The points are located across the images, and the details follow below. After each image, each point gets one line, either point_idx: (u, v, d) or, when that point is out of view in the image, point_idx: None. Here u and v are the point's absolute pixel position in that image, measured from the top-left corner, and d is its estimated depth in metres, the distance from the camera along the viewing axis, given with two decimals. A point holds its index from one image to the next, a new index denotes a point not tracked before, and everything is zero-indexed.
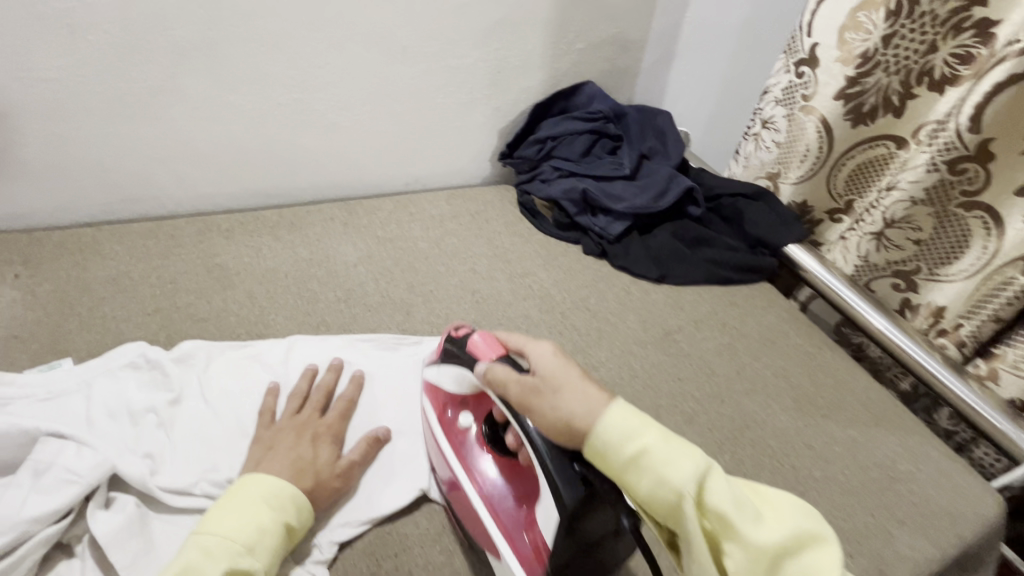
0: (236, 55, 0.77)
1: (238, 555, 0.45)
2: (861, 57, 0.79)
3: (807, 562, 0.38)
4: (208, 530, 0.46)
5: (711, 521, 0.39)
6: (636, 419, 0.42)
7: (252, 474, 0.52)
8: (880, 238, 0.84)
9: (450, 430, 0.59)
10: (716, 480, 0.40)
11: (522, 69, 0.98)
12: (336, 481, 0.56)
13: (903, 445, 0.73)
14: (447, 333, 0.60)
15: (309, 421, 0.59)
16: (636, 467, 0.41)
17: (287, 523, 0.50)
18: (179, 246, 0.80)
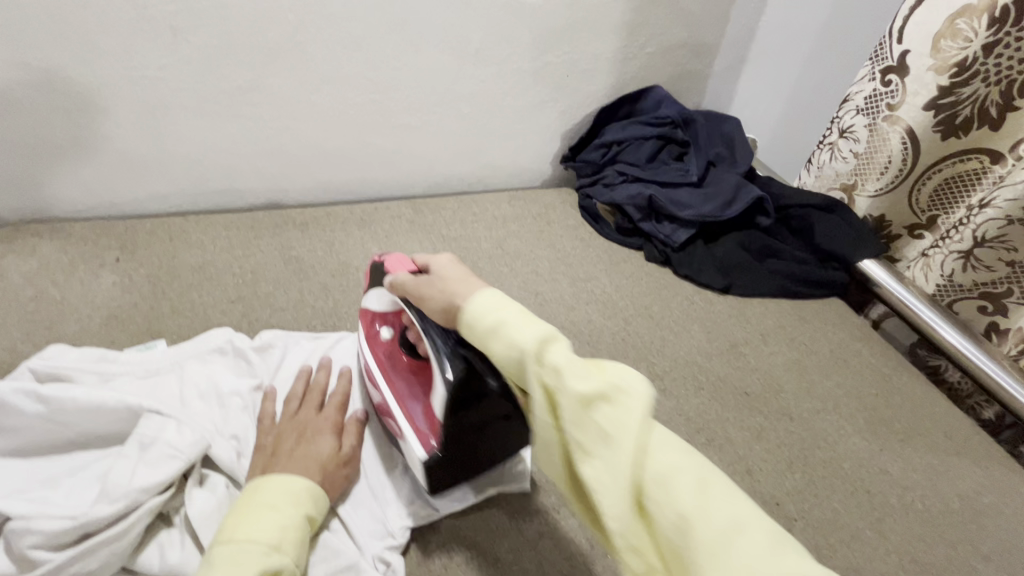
0: (319, 56, 0.80)
1: (268, 554, 0.43)
2: (958, 66, 0.75)
3: (622, 408, 0.36)
4: (230, 537, 0.43)
5: (545, 376, 0.39)
6: (501, 300, 0.44)
7: (264, 478, 0.49)
8: (969, 257, 0.80)
9: (373, 343, 0.63)
10: (558, 345, 0.39)
11: (590, 73, 0.98)
12: (342, 471, 0.56)
13: (988, 476, 0.69)
14: (375, 262, 0.62)
15: (309, 421, 0.58)
16: (495, 335, 0.42)
17: (307, 516, 0.48)
18: (258, 237, 0.84)
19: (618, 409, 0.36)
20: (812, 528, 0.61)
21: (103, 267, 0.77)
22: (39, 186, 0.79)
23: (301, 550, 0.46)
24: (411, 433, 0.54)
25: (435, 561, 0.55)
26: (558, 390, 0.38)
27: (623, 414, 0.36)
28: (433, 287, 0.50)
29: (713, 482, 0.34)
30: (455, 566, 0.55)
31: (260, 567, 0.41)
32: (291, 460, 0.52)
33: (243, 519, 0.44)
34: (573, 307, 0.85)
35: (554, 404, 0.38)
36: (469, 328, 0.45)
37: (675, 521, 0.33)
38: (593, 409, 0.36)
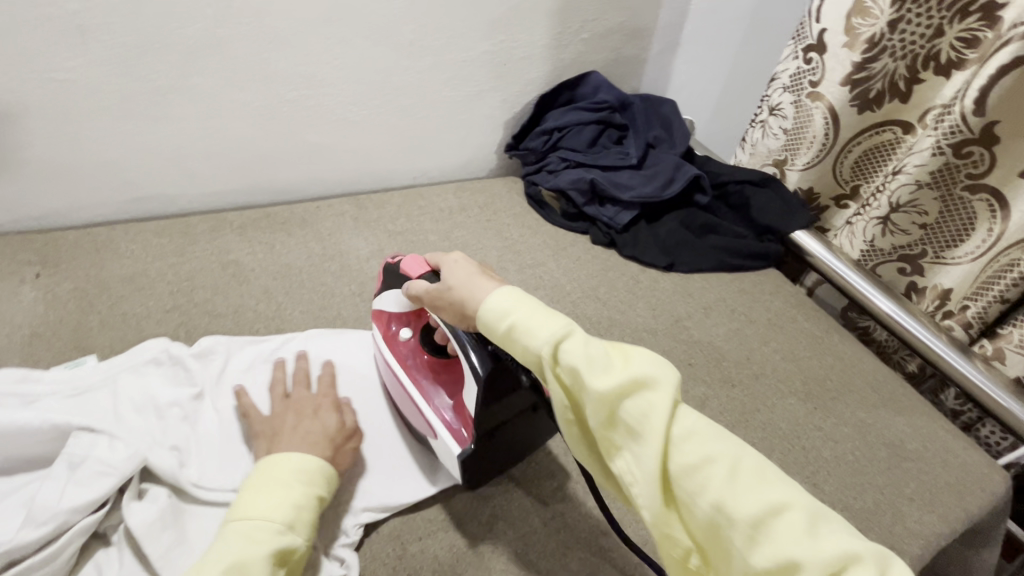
0: (245, 52, 0.77)
1: (278, 535, 0.45)
2: (867, 42, 0.79)
3: (649, 400, 0.42)
4: (246, 514, 0.45)
5: (564, 374, 0.44)
6: (513, 300, 0.47)
7: (279, 454, 0.51)
8: (886, 223, 0.85)
9: (394, 344, 0.65)
10: (573, 341, 0.44)
11: (528, 60, 0.98)
12: (350, 443, 0.57)
13: (911, 424, 0.74)
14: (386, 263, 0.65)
15: (303, 400, 0.60)
16: (509, 339, 0.47)
17: (320, 495, 0.50)
18: (193, 243, 0.81)
19: (645, 402, 0.42)
20: None
21: (22, 284, 0.73)
22: None
23: (311, 528, 0.48)
24: (446, 431, 0.57)
25: (390, 556, 0.55)
26: (580, 386, 0.43)
27: (649, 406, 0.41)
28: (445, 290, 0.53)
29: (742, 463, 0.40)
30: (410, 557, 0.55)
31: (270, 547, 0.44)
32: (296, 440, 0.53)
33: (260, 496, 0.47)
34: None
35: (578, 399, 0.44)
36: (484, 326, 0.49)
37: (708, 502, 0.39)
38: (620, 404, 0.42)
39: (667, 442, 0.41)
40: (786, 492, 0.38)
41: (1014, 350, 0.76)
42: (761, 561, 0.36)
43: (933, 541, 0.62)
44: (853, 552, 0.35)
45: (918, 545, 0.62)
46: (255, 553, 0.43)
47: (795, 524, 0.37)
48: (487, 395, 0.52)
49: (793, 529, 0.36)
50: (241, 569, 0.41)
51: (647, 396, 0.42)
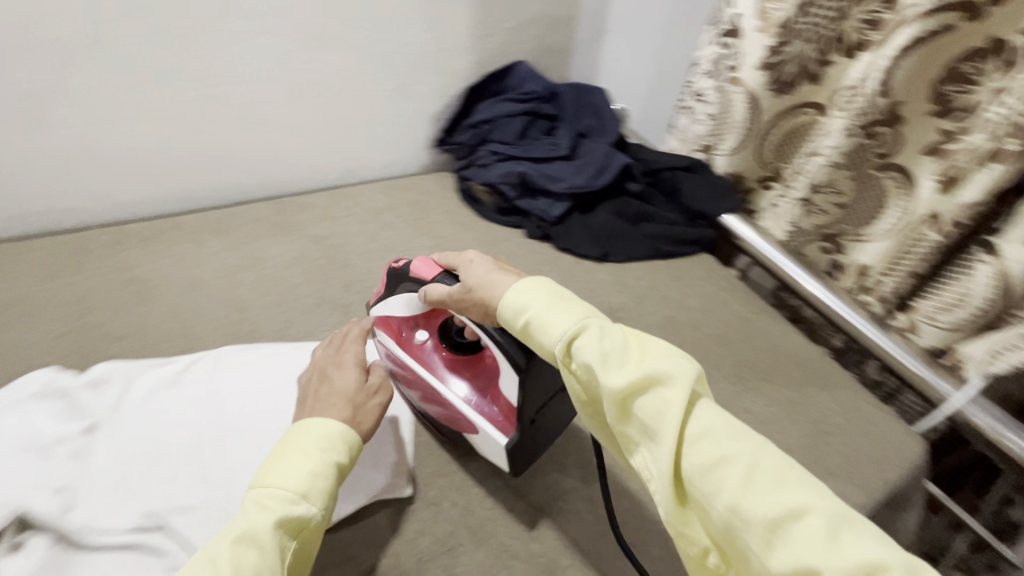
0: (133, 49, 0.72)
1: (292, 504, 0.43)
2: (780, 27, 0.80)
3: (663, 396, 0.42)
4: (264, 481, 0.44)
5: (580, 369, 0.45)
6: (527, 295, 0.49)
7: (300, 421, 0.48)
8: (808, 204, 0.87)
9: (410, 348, 0.64)
10: (585, 337, 0.45)
11: (451, 51, 0.95)
12: (377, 398, 0.54)
13: (836, 399, 0.76)
14: (386, 268, 0.64)
15: (329, 359, 0.58)
16: (527, 336, 0.48)
17: (340, 461, 0.47)
18: (90, 259, 0.75)
19: (657, 398, 0.42)
20: None
21: None
22: None
23: (329, 496, 0.45)
24: (488, 424, 0.57)
25: None
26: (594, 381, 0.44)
27: (663, 402, 0.41)
28: (466, 291, 0.53)
29: (762, 463, 0.39)
30: None
31: (281, 517, 0.42)
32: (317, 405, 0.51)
33: (280, 460, 0.45)
34: None
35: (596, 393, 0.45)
36: (503, 320, 0.51)
37: (722, 504, 0.38)
38: (633, 401, 0.43)
39: (682, 439, 0.41)
40: (806, 497, 0.37)
41: (925, 322, 0.77)
42: (777, 566, 0.36)
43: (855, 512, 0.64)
44: (874, 562, 0.34)
45: None
46: (265, 523, 0.42)
47: (812, 531, 0.36)
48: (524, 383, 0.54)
49: (810, 535, 0.35)
50: (250, 537, 0.40)
51: (660, 392, 0.42)
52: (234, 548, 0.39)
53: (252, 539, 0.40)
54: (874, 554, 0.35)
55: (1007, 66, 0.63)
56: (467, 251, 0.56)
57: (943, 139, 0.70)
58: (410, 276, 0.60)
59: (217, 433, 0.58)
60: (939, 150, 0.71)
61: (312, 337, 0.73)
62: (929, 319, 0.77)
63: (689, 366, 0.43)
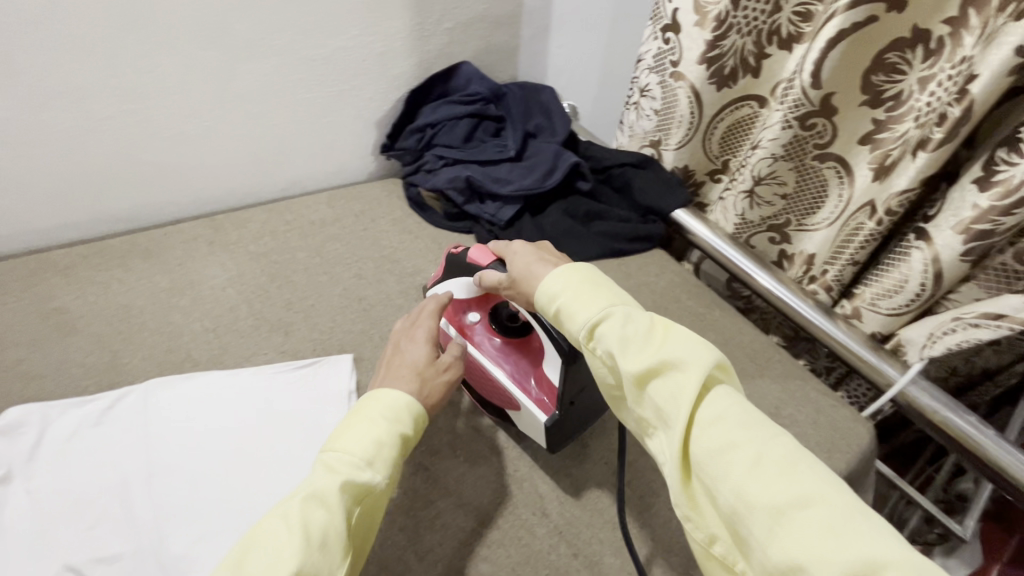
0: (35, 66, 0.67)
1: (359, 469, 0.46)
2: (716, 20, 0.79)
3: (678, 382, 0.45)
4: (335, 446, 0.48)
5: (601, 352, 0.49)
6: (559, 283, 0.53)
7: (370, 393, 0.53)
8: (752, 196, 0.86)
9: (465, 329, 0.68)
10: (608, 322, 0.49)
11: (389, 55, 0.92)
12: (444, 374, 0.58)
13: (786, 390, 0.77)
14: (447, 253, 0.69)
15: (403, 333, 0.61)
16: (558, 320, 0.53)
17: (405, 433, 0.50)
18: (5, 293, 0.71)
19: (673, 383, 0.45)
20: (636, 479, 0.65)
21: None
22: None
23: (393, 464, 0.49)
24: (532, 402, 0.60)
25: None
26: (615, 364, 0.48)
27: (677, 386, 0.45)
28: (512, 280, 0.59)
29: (770, 455, 0.41)
30: None
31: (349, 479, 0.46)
32: (393, 378, 0.55)
33: (350, 428, 0.49)
34: (402, 305, 0.80)
35: (616, 376, 0.49)
36: (538, 305, 0.55)
37: (728, 490, 0.41)
38: (649, 384, 0.46)
39: (693, 424, 0.44)
40: (811, 489, 0.39)
41: (868, 308, 0.79)
42: (777, 553, 0.38)
43: None
44: (869, 560, 0.35)
45: None
46: (335, 482, 0.46)
47: (812, 521, 0.38)
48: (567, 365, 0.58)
49: (809, 526, 0.37)
50: (319, 495, 0.44)
51: (675, 377, 0.45)
52: (305, 505, 0.44)
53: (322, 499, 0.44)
54: (871, 551, 0.36)
55: (931, 55, 0.64)
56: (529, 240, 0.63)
57: (877, 128, 0.72)
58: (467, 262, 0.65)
59: (140, 473, 0.56)
60: (873, 138, 0.73)
61: (251, 361, 0.69)
62: (872, 305, 0.78)
63: (707, 355, 0.46)
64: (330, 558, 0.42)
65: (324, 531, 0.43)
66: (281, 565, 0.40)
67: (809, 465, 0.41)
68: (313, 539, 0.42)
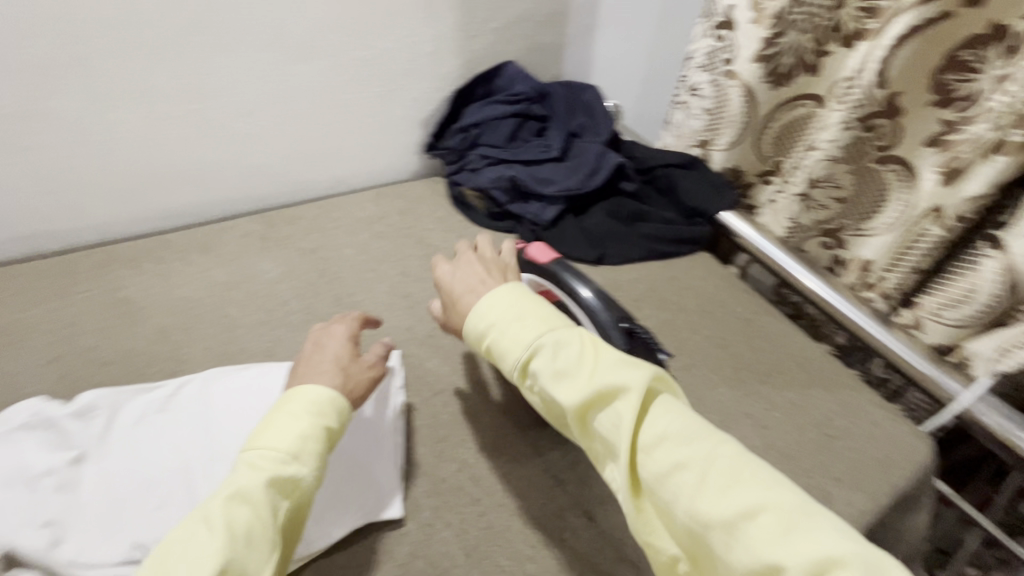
0: (111, 68, 0.71)
1: (284, 462, 0.47)
2: (774, 17, 0.78)
3: (617, 410, 0.45)
4: (255, 447, 0.48)
5: (539, 387, 0.49)
6: (487, 318, 0.52)
7: (297, 388, 0.53)
8: (807, 199, 0.85)
9: None
10: (540, 357, 0.49)
11: (437, 55, 0.94)
12: (371, 371, 0.58)
13: (839, 401, 0.74)
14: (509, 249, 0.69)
15: (323, 331, 0.61)
16: (492, 357, 0.53)
17: (327, 425, 0.51)
18: (77, 282, 0.75)
19: (610, 413, 0.46)
20: None
21: None
22: None
23: (320, 456, 0.50)
24: None
25: None
26: (553, 400, 0.49)
27: (617, 414, 0.45)
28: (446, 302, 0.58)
29: (716, 463, 0.42)
30: None
31: (270, 475, 0.46)
32: (313, 374, 0.55)
33: (271, 427, 0.49)
34: None
35: (557, 409, 0.49)
36: (469, 342, 0.55)
37: (682, 510, 0.41)
38: (593, 414, 0.47)
39: (637, 450, 0.44)
40: (757, 495, 0.40)
41: (930, 318, 0.75)
42: (739, 564, 0.38)
43: (862, 520, 0.63)
44: (825, 556, 0.36)
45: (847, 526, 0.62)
46: (257, 480, 0.46)
47: (765, 526, 0.38)
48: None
49: (762, 533, 0.38)
50: (241, 493, 0.45)
51: (613, 408, 0.45)
52: (227, 505, 0.44)
53: (247, 499, 0.45)
54: (824, 545, 0.37)
55: (1010, 52, 0.60)
56: (470, 251, 0.61)
57: (945, 130, 0.68)
58: (524, 260, 0.66)
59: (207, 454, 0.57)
60: (940, 141, 0.68)
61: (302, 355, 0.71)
62: (935, 316, 0.75)
63: (642, 375, 0.46)
64: (256, 553, 0.43)
65: (247, 527, 0.43)
66: (204, 564, 0.40)
67: (754, 468, 0.42)
68: (238, 538, 0.43)
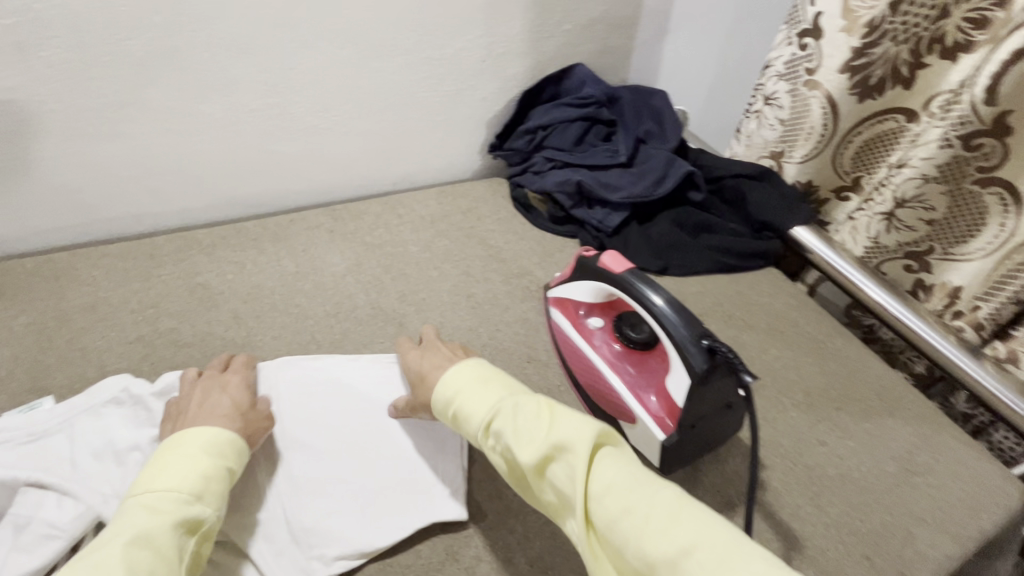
0: (201, 62, 0.72)
1: (187, 503, 0.46)
2: (867, 27, 0.73)
3: (567, 462, 0.44)
4: (151, 491, 0.46)
5: (498, 446, 0.48)
6: (454, 383, 0.53)
7: (189, 429, 0.52)
8: (891, 218, 0.80)
9: (585, 332, 0.68)
10: (501, 417, 0.49)
11: (508, 56, 0.93)
12: (265, 420, 0.59)
13: (920, 434, 0.70)
14: (578, 254, 0.68)
15: (215, 378, 0.61)
16: (457, 421, 0.52)
17: (229, 467, 0.51)
18: (159, 266, 0.78)
19: (566, 465, 0.44)
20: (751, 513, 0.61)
21: None
22: None
23: (221, 497, 0.49)
24: (647, 416, 0.60)
25: None
26: (513, 456, 0.47)
27: (569, 467, 0.44)
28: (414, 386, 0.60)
29: (656, 505, 0.40)
30: None
31: (176, 515, 0.45)
32: (206, 417, 0.55)
33: (166, 469, 0.48)
34: (508, 306, 0.80)
35: (515, 469, 0.48)
36: (439, 409, 0.55)
37: (632, 553, 0.39)
38: (546, 470, 0.45)
39: (585, 501, 0.43)
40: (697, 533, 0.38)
41: None
42: None
43: (946, 564, 0.59)
44: None
45: (930, 569, 0.58)
46: (160, 521, 0.44)
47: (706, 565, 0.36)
48: (695, 390, 0.54)
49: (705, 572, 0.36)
50: (144, 536, 0.43)
51: (567, 461, 0.44)
52: (126, 550, 0.41)
53: (148, 540, 0.43)
54: None
55: None
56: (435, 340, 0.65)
57: None
58: (597, 267, 0.64)
59: (271, 449, 0.60)
60: None
61: (367, 348, 0.72)
62: None
63: (590, 428, 0.45)
64: None
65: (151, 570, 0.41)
66: None
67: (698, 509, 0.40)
68: None
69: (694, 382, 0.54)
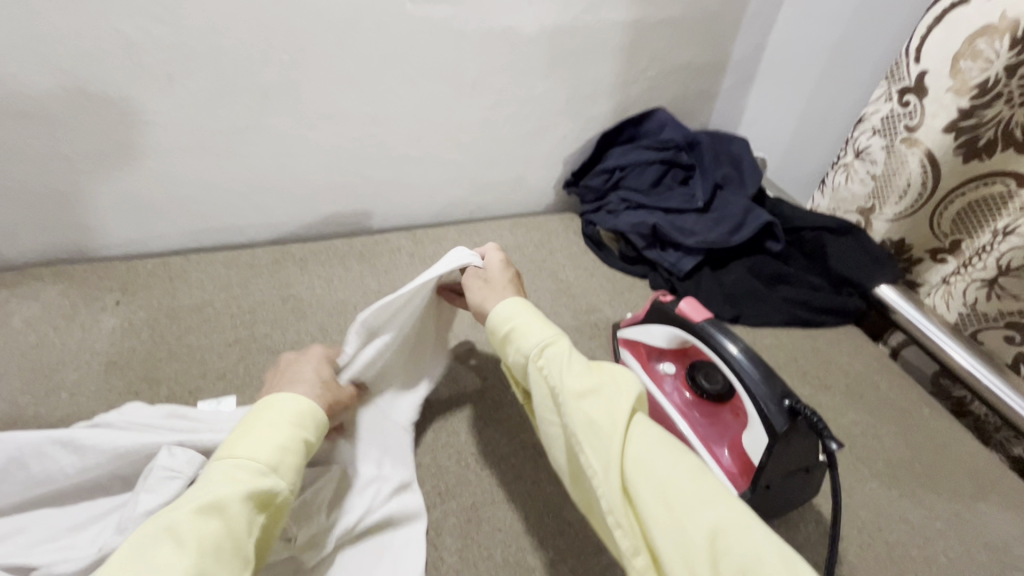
0: (314, 93, 0.79)
1: (261, 474, 0.44)
2: (978, 87, 0.71)
3: (612, 403, 0.47)
4: (230, 455, 0.45)
5: (545, 372, 0.51)
6: (516, 307, 0.56)
7: (272, 397, 0.51)
8: (993, 285, 0.76)
9: (656, 377, 0.69)
10: (556, 347, 0.52)
11: (592, 97, 0.96)
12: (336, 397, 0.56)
13: (1019, 525, 0.65)
14: (653, 298, 0.69)
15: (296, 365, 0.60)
16: (506, 343, 0.55)
17: (308, 439, 0.49)
18: (257, 275, 0.85)
19: (607, 403, 0.47)
20: None
21: (103, 311, 0.78)
22: (37, 235, 0.79)
23: (297, 471, 0.47)
24: (720, 470, 0.60)
25: None
26: (556, 382, 0.49)
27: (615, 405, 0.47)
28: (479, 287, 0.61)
29: (678, 467, 0.44)
30: None
31: (251, 485, 0.43)
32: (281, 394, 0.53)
33: (253, 435, 0.47)
34: (575, 341, 0.82)
35: (553, 394, 0.49)
36: (490, 328, 0.57)
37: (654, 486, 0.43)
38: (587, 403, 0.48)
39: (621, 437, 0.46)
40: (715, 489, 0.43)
41: None
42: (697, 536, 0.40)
43: None
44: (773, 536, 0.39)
45: None
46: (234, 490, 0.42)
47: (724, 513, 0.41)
48: (772, 448, 0.53)
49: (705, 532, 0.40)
50: (216, 505, 0.41)
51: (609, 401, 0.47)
52: (195, 518, 0.40)
53: (217, 510, 0.41)
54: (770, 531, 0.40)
55: None
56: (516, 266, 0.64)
57: None
58: (672, 313, 0.64)
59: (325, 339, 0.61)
60: None
61: None
62: None
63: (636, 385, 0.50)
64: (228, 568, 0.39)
65: (217, 541, 0.39)
66: None
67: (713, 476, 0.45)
68: (207, 550, 0.39)
69: (771, 440, 0.52)
